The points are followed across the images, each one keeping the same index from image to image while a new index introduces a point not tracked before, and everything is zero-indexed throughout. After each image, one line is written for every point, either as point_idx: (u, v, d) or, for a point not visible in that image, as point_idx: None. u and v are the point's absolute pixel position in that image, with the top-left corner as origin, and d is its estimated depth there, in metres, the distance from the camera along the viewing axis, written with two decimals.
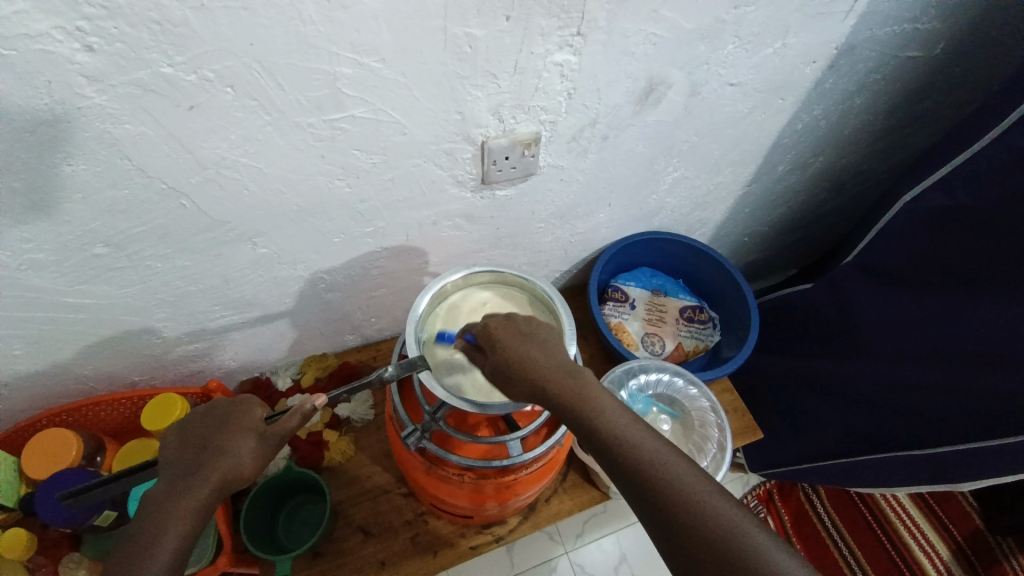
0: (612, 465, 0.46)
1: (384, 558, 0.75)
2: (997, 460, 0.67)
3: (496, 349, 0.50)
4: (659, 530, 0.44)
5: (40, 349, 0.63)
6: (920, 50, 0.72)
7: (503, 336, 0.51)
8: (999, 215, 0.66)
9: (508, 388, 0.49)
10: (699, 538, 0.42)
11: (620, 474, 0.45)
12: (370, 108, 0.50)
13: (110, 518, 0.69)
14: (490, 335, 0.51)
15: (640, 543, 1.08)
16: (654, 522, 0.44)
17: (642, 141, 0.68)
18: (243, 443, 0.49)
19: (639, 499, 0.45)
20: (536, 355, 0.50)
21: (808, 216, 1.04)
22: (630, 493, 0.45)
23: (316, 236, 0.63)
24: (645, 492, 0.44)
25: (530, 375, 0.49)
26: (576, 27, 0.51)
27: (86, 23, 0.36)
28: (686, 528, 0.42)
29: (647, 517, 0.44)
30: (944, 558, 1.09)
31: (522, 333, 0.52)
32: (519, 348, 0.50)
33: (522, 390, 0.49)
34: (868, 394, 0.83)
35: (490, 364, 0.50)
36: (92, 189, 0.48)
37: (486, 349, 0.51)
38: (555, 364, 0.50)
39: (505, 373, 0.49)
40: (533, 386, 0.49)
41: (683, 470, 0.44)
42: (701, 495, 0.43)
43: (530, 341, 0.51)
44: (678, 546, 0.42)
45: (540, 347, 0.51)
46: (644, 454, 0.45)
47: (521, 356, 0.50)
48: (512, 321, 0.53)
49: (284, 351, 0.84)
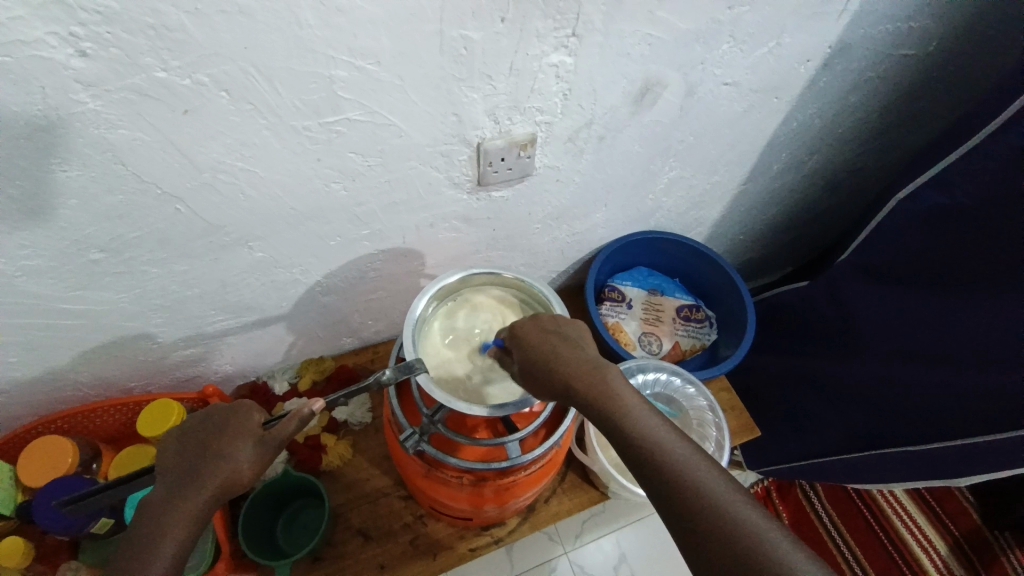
0: (634, 460, 0.46)
1: (384, 561, 0.75)
2: (993, 457, 0.67)
3: (525, 347, 0.53)
4: (679, 527, 0.44)
5: (35, 356, 0.63)
6: (914, 49, 0.73)
7: (529, 335, 0.54)
8: (994, 212, 0.67)
9: (533, 382, 0.52)
10: (716, 538, 0.41)
11: (643, 469, 0.46)
12: (367, 111, 0.50)
13: (109, 524, 0.68)
14: (516, 334, 0.55)
15: (639, 541, 1.08)
16: (673, 518, 0.44)
17: (639, 141, 0.69)
18: (241, 448, 0.49)
19: (660, 495, 0.45)
20: (561, 350, 0.52)
21: (804, 215, 1.04)
22: (651, 488, 0.46)
23: (314, 239, 0.63)
24: (665, 487, 0.44)
25: (552, 367, 0.51)
26: (573, 28, 0.51)
27: (80, 28, 0.36)
28: (704, 528, 0.42)
29: (666, 513, 0.45)
30: (943, 554, 1.11)
31: (547, 332, 0.54)
32: (544, 344, 0.52)
33: (545, 385, 0.51)
34: (865, 392, 0.84)
35: (519, 359, 0.53)
36: (88, 195, 0.47)
37: (516, 347, 0.54)
38: (578, 358, 0.51)
39: (530, 367, 0.52)
40: (554, 378, 0.50)
41: (706, 471, 0.44)
42: (721, 494, 0.43)
43: (557, 338, 0.53)
44: (699, 545, 0.42)
45: (567, 344, 0.52)
46: (666, 451, 0.46)
47: (547, 352, 0.52)
48: (539, 321, 0.56)
49: (281, 355, 0.84)
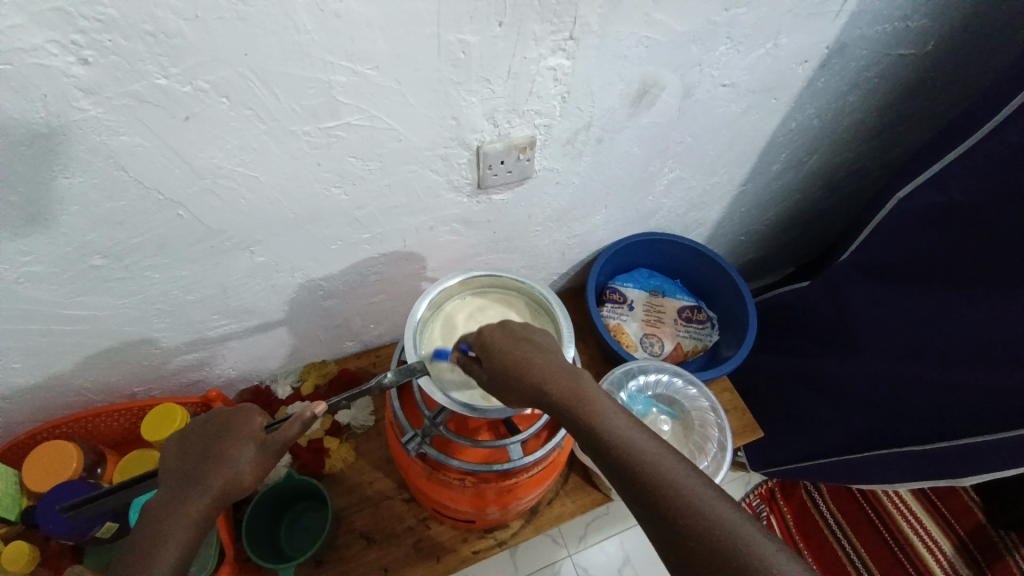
0: (611, 464, 0.46)
1: (386, 564, 0.75)
2: (996, 455, 0.67)
3: (495, 354, 0.52)
4: (659, 531, 0.44)
5: (39, 361, 0.63)
6: (911, 47, 0.73)
7: (501, 342, 0.53)
8: (994, 209, 0.67)
9: (506, 389, 0.51)
10: (696, 540, 0.42)
11: (620, 473, 0.46)
12: (365, 115, 0.50)
13: (113, 528, 0.68)
14: (485, 341, 0.53)
15: (643, 543, 1.08)
16: (652, 522, 0.44)
17: (638, 142, 0.69)
18: (243, 453, 0.49)
19: (638, 499, 0.45)
20: (533, 356, 0.51)
21: (805, 215, 1.04)
22: (629, 492, 0.45)
23: (314, 243, 0.63)
24: (644, 492, 0.44)
25: (527, 374, 0.50)
26: (570, 31, 0.51)
27: (81, 36, 0.37)
28: (685, 530, 0.42)
29: (645, 517, 0.45)
30: (948, 554, 1.10)
31: (519, 339, 0.53)
32: (516, 351, 0.52)
33: (519, 392, 0.50)
34: (868, 391, 0.83)
35: (489, 366, 0.52)
36: (89, 201, 0.48)
37: (485, 354, 0.53)
38: (551, 364, 0.50)
39: (502, 374, 0.51)
40: (529, 386, 0.49)
41: (683, 474, 0.45)
42: (699, 495, 0.44)
43: (528, 345, 0.52)
44: (679, 547, 0.42)
45: (538, 350, 0.52)
46: (643, 455, 0.46)
47: (518, 358, 0.51)
48: (509, 328, 0.54)
49: (283, 359, 0.84)
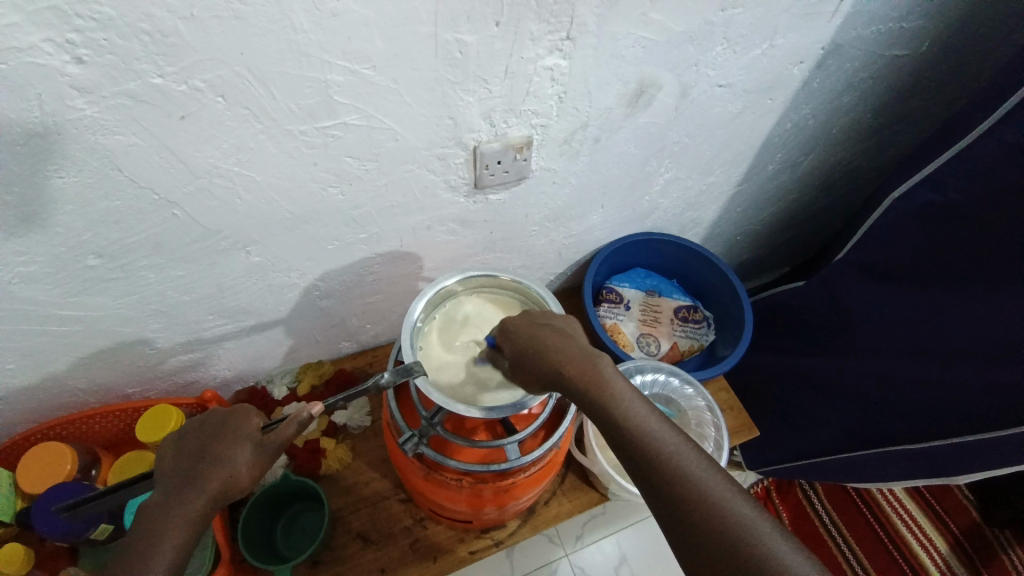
0: (622, 446, 0.47)
1: (384, 565, 0.75)
2: (991, 454, 0.67)
3: (516, 339, 0.54)
4: (665, 513, 0.44)
5: (33, 362, 0.63)
6: (906, 48, 0.73)
7: (521, 327, 0.55)
8: (988, 208, 0.67)
9: (523, 372, 0.53)
10: (701, 524, 0.42)
11: (630, 455, 0.47)
12: (363, 114, 0.50)
13: (107, 530, 0.68)
14: (506, 328, 0.56)
15: (640, 543, 1.08)
16: (660, 505, 0.45)
17: (634, 142, 0.69)
18: (240, 453, 0.49)
19: (646, 482, 0.46)
20: (551, 341, 0.53)
21: (800, 214, 1.05)
22: (638, 475, 0.46)
23: (311, 243, 0.63)
24: (652, 475, 0.45)
25: (545, 358, 0.52)
26: (567, 31, 0.51)
27: (76, 35, 0.36)
28: (691, 515, 0.43)
29: (653, 499, 0.45)
30: (943, 552, 1.11)
31: (540, 325, 0.55)
32: (535, 336, 0.54)
33: (536, 374, 0.52)
34: (864, 390, 0.84)
35: (511, 350, 0.54)
36: (84, 201, 0.48)
37: (506, 340, 0.55)
38: (569, 348, 0.52)
39: (521, 357, 0.53)
40: (547, 369, 0.51)
41: (693, 460, 0.45)
42: (707, 481, 0.44)
43: (547, 330, 0.54)
44: (684, 532, 0.43)
45: (557, 335, 0.54)
46: (653, 439, 0.46)
47: (538, 343, 0.53)
48: (530, 317, 0.57)
49: (279, 360, 0.84)
